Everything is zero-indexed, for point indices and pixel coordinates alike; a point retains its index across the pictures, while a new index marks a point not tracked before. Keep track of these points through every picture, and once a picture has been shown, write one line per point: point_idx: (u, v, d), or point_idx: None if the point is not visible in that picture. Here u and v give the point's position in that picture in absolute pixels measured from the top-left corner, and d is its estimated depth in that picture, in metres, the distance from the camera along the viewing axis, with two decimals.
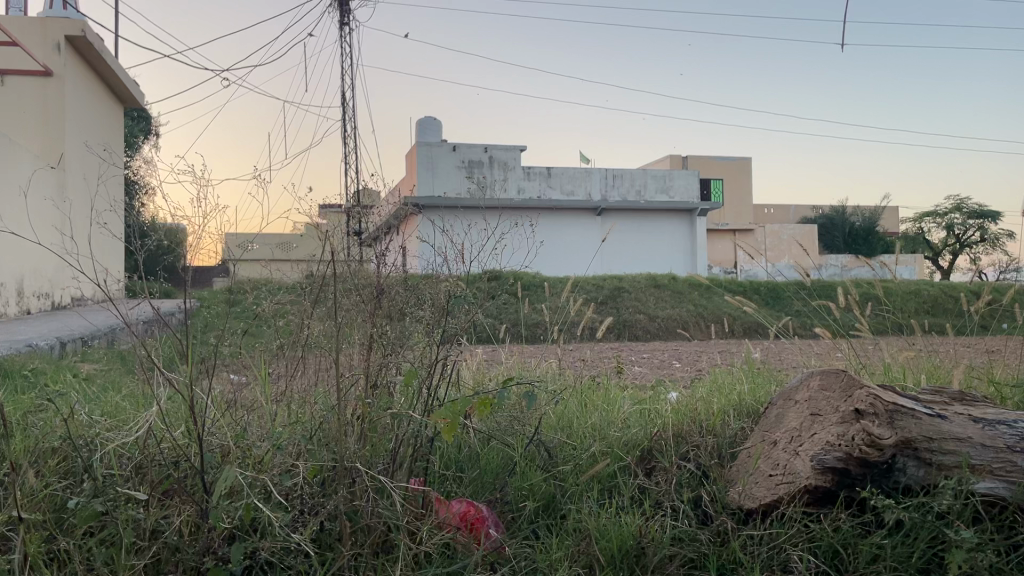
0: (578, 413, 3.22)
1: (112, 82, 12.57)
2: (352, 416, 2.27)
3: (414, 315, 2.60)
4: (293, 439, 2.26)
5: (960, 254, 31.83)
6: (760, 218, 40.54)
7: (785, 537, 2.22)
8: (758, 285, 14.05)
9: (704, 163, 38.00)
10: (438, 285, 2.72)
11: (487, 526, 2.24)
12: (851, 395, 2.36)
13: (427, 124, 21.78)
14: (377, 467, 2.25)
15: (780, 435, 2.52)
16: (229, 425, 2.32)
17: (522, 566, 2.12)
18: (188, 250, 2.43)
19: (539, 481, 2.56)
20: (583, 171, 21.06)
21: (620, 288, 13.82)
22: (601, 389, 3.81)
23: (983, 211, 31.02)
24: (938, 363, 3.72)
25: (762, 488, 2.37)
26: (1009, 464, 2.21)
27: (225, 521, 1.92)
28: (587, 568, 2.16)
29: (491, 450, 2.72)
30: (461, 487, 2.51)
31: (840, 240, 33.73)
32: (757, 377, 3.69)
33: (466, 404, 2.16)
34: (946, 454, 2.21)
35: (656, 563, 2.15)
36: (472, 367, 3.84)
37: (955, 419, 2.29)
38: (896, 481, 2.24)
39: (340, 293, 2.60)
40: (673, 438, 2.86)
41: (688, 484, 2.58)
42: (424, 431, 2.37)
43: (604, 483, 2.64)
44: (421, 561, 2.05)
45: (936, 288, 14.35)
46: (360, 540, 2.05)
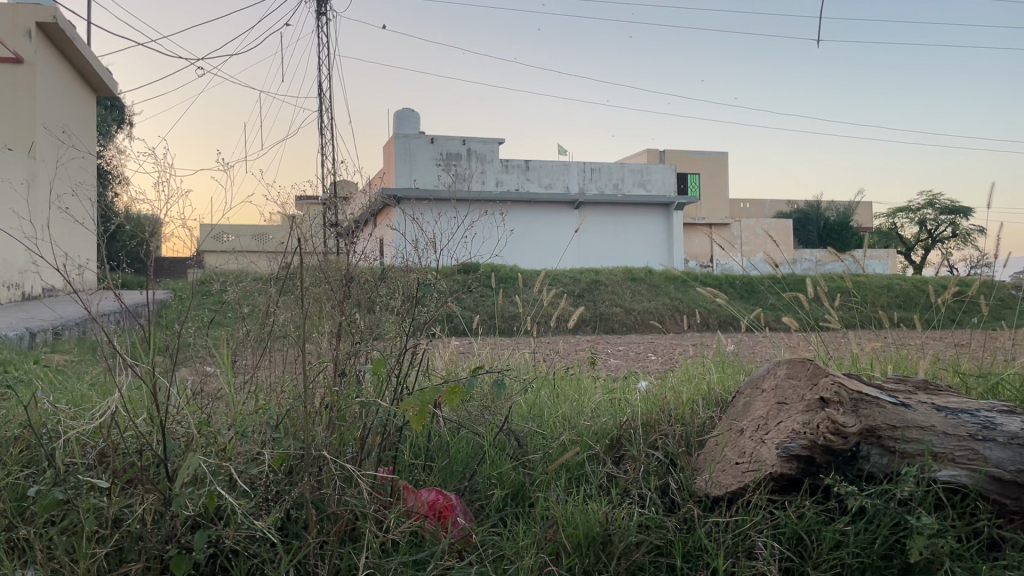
0: (548, 403, 3.23)
1: (83, 70, 12.37)
2: (321, 405, 2.26)
3: (383, 304, 2.60)
4: (256, 426, 2.24)
5: (931, 250, 32.27)
6: (736, 212, 40.79)
7: (750, 524, 2.21)
8: (732, 279, 14.18)
9: (681, 157, 38.19)
10: (409, 274, 2.70)
11: (455, 514, 2.25)
12: (817, 383, 2.39)
13: (405, 116, 21.68)
14: (346, 455, 2.25)
15: (747, 423, 2.54)
16: (194, 413, 2.30)
17: (489, 553, 2.14)
18: (154, 237, 2.41)
19: (508, 469, 2.57)
20: (561, 163, 20.96)
21: (596, 282, 13.84)
22: (573, 379, 3.82)
23: (955, 206, 31.53)
24: (904, 354, 3.75)
25: (728, 476, 2.38)
26: (971, 452, 2.24)
27: (187, 508, 1.89)
28: (554, 554, 2.16)
29: (460, 440, 2.72)
30: (429, 476, 2.50)
31: (814, 234, 34.08)
32: (728, 368, 3.71)
33: (435, 392, 2.17)
34: (909, 442, 2.24)
35: (622, 550, 2.15)
36: (445, 356, 3.82)
37: (918, 408, 2.32)
38: (860, 469, 2.26)
39: (306, 279, 2.56)
40: (641, 427, 2.87)
41: (656, 472, 2.59)
42: (392, 418, 2.37)
43: (573, 472, 2.64)
44: (388, 548, 2.06)
45: (906, 283, 14.53)
46: (326, 528, 2.05)
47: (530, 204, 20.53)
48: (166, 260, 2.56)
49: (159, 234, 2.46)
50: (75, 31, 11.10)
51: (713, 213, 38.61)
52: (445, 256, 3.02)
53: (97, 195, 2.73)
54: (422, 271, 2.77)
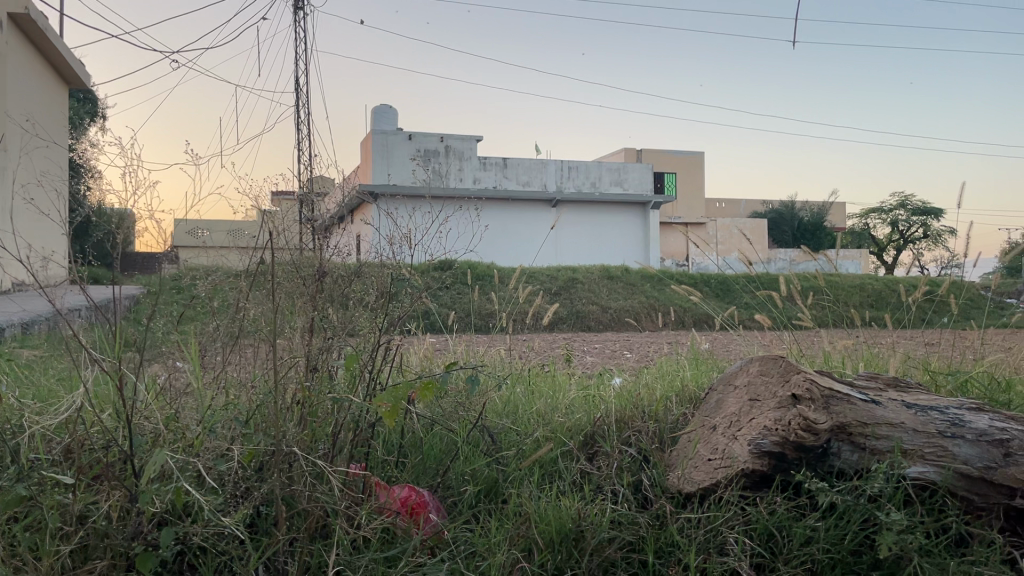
0: (523, 399, 3.23)
1: (56, 62, 12.20)
2: (293, 400, 2.25)
3: (356, 299, 2.58)
4: (225, 422, 2.22)
5: (903, 250, 32.67)
6: (712, 211, 41.06)
7: (721, 520, 2.22)
8: (707, 278, 14.27)
9: (658, 157, 38.39)
10: (383, 270, 2.67)
11: (427, 510, 2.24)
12: (789, 380, 2.40)
13: (383, 112, 21.62)
14: (318, 451, 2.23)
15: (719, 419, 2.55)
16: (162, 408, 2.27)
17: (461, 550, 2.13)
18: (124, 229, 2.38)
19: (482, 466, 2.56)
20: (539, 162, 20.99)
21: (572, 280, 13.87)
22: (548, 376, 3.82)
23: (926, 207, 31.94)
24: (875, 353, 3.78)
25: (701, 472, 2.38)
26: (940, 449, 2.26)
27: (154, 505, 1.86)
28: (526, 551, 2.14)
29: (434, 436, 2.71)
30: (402, 473, 2.48)
31: (789, 234, 34.38)
32: (702, 366, 3.72)
33: (408, 388, 2.16)
34: (879, 439, 2.25)
35: (594, 547, 2.15)
36: (419, 352, 3.80)
37: (888, 405, 2.34)
38: (830, 466, 2.27)
39: (277, 273, 2.53)
40: (615, 424, 2.88)
41: (629, 468, 2.59)
42: (364, 415, 2.36)
43: (546, 468, 2.63)
44: (359, 545, 2.04)
45: (879, 282, 14.69)
46: (297, 524, 2.03)
47: (507, 201, 20.52)
48: (141, 253, 2.55)
49: (128, 226, 2.43)
50: (48, 22, 10.95)
51: (689, 212, 38.82)
52: (418, 253, 3.03)
53: (65, 187, 2.69)
54: (396, 268, 2.77)
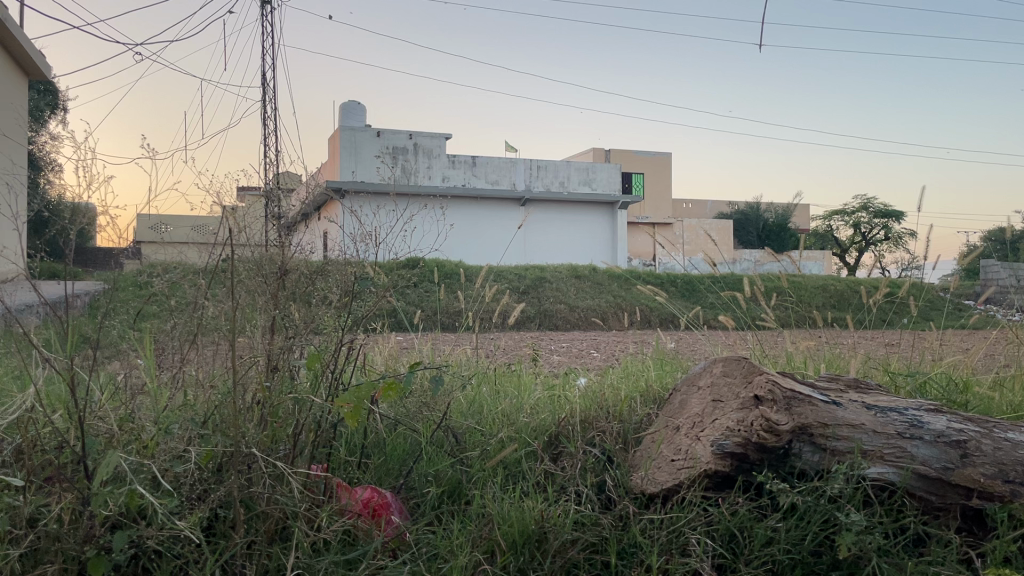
0: (488, 399, 3.22)
1: (15, 52, 11.91)
2: (253, 401, 2.21)
3: (319, 298, 2.54)
4: (182, 422, 2.17)
5: (865, 251, 33.22)
6: (679, 211, 41.38)
7: (684, 521, 2.23)
8: (673, 278, 14.37)
9: (626, 157, 38.59)
10: (346, 268, 2.64)
11: (390, 512, 2.22)
12: (751, 381, 2.41)
13: (351, 108, 21.45)
14: (278, 452, 2.20)
15: (683, 420, 2.56)
16: (116, 408, 2.22)
17: (423, 552, 2.11)
18: (78, 223, 2.32)
19: (446, 467, 2.54)
20: (508, 161, 20.99)
21: (540, 279, 13.88)
22: (513, 375, 3.81)
23: (887, 210, 32.51)
24: (836, 353, 3.83)
25: (664, 473, 2.39)
26: (899, 449, 2.28)
27: (107, 508, 1.81)
28: (489, 553, 2.13)
29: (397, 436, 2.68)
30: (364, 474, 2.46)
31: (754, 235, 34.76)
32: (666, 366, 3.74)
33: (372, 388, 2.14)
34: (840, 439, 2.27)
35: (557, 548, 2.14)
36: (384, 351, 3.77)
37: (849, 406, 2.36)
38: (792, 466, 2.29)
39: (238, 271, 2.49)
40: (580, 424, 2.88)
41: (593, 469, 2.59)
42: (326, 416, 2.33)
43: (510, 469, 2.62)
44: (320, 548, 2.02)
45: (840, 283, 14.93)
46: (256, 527, 2.00)
47: (475, 199, 20.49)
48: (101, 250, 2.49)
49: (83, 220, 2.38)
50: (7, 12, 10.69)
51: (656, 212, 39.08)
52: (383, 251, 3.01)
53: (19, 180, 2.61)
54: (359, 266, 2.74)
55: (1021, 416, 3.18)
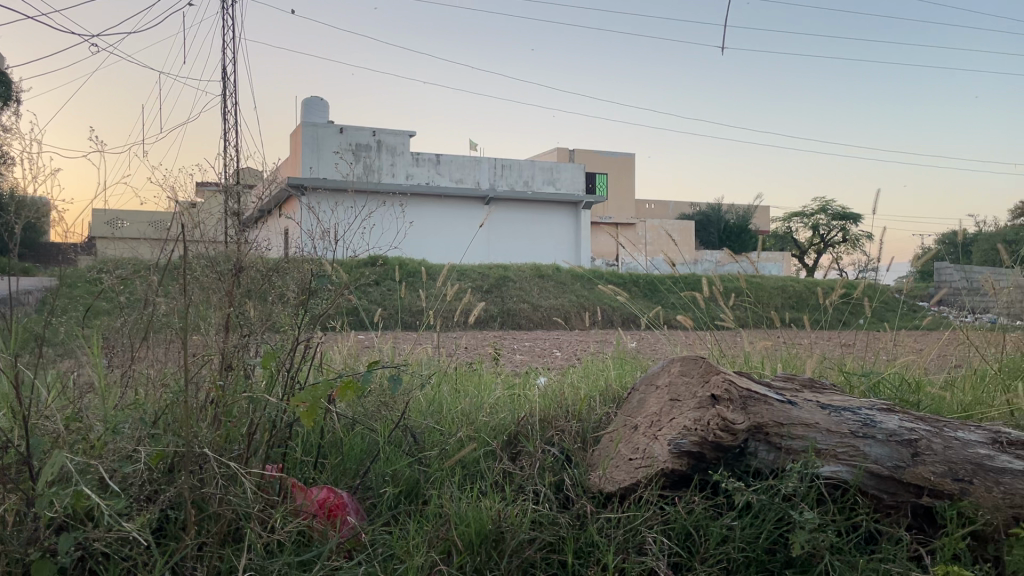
0: (448, 398, 3.20)
1: None
2: (206, 400, 2.17)
3: (275, 294, 2.50)
4: (131, 421, 2.12)
5: (823, 253, 33.78)
6: (642, 211, 41.66)
7: (641, 520, 2.23)
8: (636, 278, 14.46)
9: (590, 157, 38.75)
10: (303, 265, 2.60)
11: (346, 512, 2.20)
12: (708, 381, 2.42)
13: (314, 104, 21.23)
14: (232, 453, 2.16)
15: (641, 419, 2.57)
16: (63, 407, 2.16)
17: (379, 553, 2.09)
18: (24, 216, 2.26)
19: (404, 467, 2.52)
20: (472, 159, 20.95)
21: (504, 278, 13.86)
22: (474, 374, 3.79)
23: (845, 213, 33.08)
24: (793, 353, 3.87)
25: (622, 471, 2.40)
26: (853, 448, 2.31)
27: (51, 510, 1.76)
28: (445, 553, 2.11)
29: (354, 436, 2.66)
30: (320, 474, 2.43)
31: (715, 236, 35.13)
32: (626, 365, 3.75)
33: (328, 387, 2.11)
34: (794, 438, 2.29)
35: (514, 547, 2.13)
36: (343, 350, 3.73)
37: (804, 405, 2.39)
38: (748, 465, 2.31)
39: (192, 268, 2.44)
40: (539, 423, 2.88)
41: (552, 468, 2.58)
42: (282, 416, 2.29)
43: (468, 468, 2.61)
44: (273, 549, 1.98)
45: (799, 284, 15.15)
46: (208, 529, 1.96)
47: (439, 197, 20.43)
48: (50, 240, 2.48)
49: (31, 214, 2.31)
50: None
51: (619, 212, 39.31)
52: (343, 249, 2.96)
53: None
54: (316, 263, 2.70)
55: (970, 415, 3.25)
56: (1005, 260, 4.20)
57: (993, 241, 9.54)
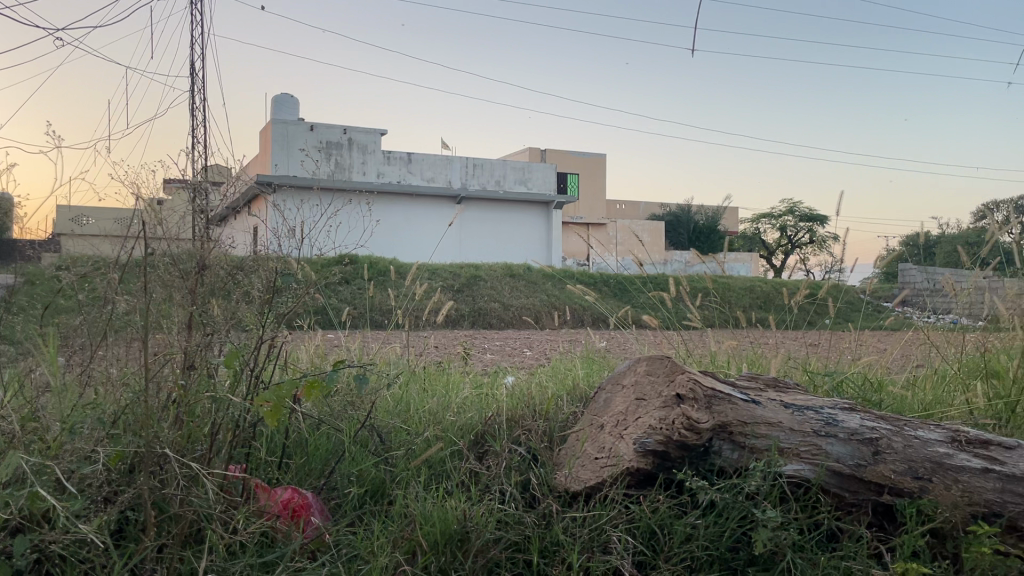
0: (415, 397, 3.18)
1: None
2: (167, 399, 2.14)
3: (239, 292, 2.47)
4: (90, 422, 2.09)
5: (791, 254, 34.18)
6: (612, 212, 41.85)
7: (606, 519, 2.24)
8: (606, 278, 14.52)
9: (561, 157, 38.84)
10: (268, 263, 2.57)
11: (310, 513, 2.18)
12: (673, 380, 2.44)
13: (283, 101, 21.03)
14: (194, 453, 2.14)
15: (607, 418, 2.58)
16: (19, 408, 2.12)
17: (343, 553, 2.08)
18: None
19: (369, 467, 2.50)
20: (444, 158, 20.88)
21: (475, 277, 13.84)
22: (441, 373, 3.78)
23: (813, 215, 33.49)
24: (759, 353, 3.90)
25: (588, 470, 2.41)
26: (815, 447, 2.34)
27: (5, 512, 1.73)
28: (409, 553, 2.10)
29: (320, 436, 2.64)
30: (284, 474, 2.41)
31: (685, 236, 35.40)
32: (594, 365, 3.75)
33: (293, 387, 2.09)
34: (758, 437, 2.31)
35: (479, 547, 2.12)
36: (309, 348, 3.70)
37: (768, 404, 2.41)
38: (712, 464, 2.32)
39: (153, 266, 2.41)
40: (506, 423, 2.87)
41: (518, 468, 2.58)
42: (245, 415, 2.26)
43: (434, 468, 2.60)
44: (235, 550, 1.96)
45: (766, 284, 15.31)
46: (168, 530, 1.93)
47: (410, 196, 20.35)
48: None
49: None
50: None
51: (590, 212, 39.46)
52: (311, 249, 2.91)
53: None
54: (281, 261, 2.66)
55: (931, 414, 3.30)
56: (966, 261, 4.27)
57: (954, 243, 9.70)
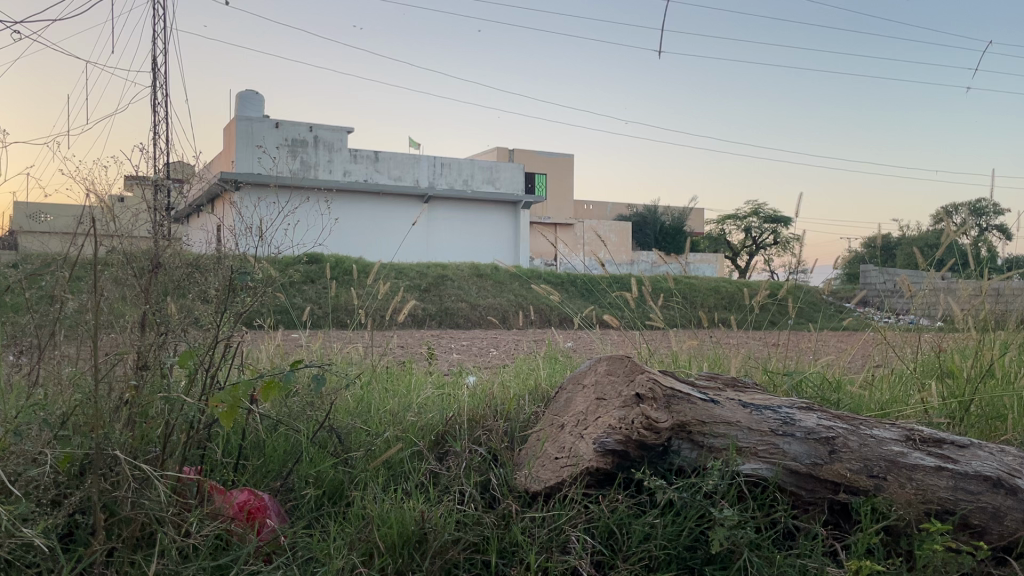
0: (376, 398, 3.16)
1: None
2: (119, 400, 2.10)
3: (194, 291, 2.43)
4: (38, 423, 2.04)
5: (755, 255, 34.57)
6: (580, 212, 42.01)
7: (565, 519, 2.24)
8: (573, 278, 14.57)
9: (529, 157, 38.89)
10: (225, 261, 2.53)
11: (266, 515, 2.16)
12: (633, 379, 2.44)
13: (248, 98, 20.79)
14: (146, 455, 2.10)
15: (567, 418, 2.58)
16: None
17: (299, 555, 2.05)
18: None
19: (328, 468, 2.48)
20: (412, 157, 20.79)
21: (442, 277, 13.81)
22: (404, 373, 3.76)
23: (777, 216, 33.91)
24: (721, 353, 3.93)
25: (548, 470, 2.40)
26: (772, 446, 2.36)
27: None
28: (366, 555, 2.09)
29: (278, 437, 2.61)
30: (240, 476, 2.38)
31: (651, 237, 35.64)
32: (557, 365, 3.75)
33: (249, 387, 2.06)
34: (716, 436, 2.33)
35: (437, 548, 2.11)
36: (269, 348, 3.65)
37: (726, 404, 2.42)
38: (671, 463, 2.34)
39: (106, 264, 2.36)
40: (467, 423, 2.86)
41: (478, 468, 2.57)
42: (200, 417, 2.23)
43: (394, 469, 2.58)
44: (189, 553, 1.93)
45: (730, 285, 15.47)
46: (118, 532, 1.89)
47: (378, 195, 20.24)
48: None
49: None
50: None
51: (557, 212, 39.57)
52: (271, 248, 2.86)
53: None
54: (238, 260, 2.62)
55: (887, 413, 3.34)
56: (924, 263, 4.34)
57: (914, 246, 9.87)
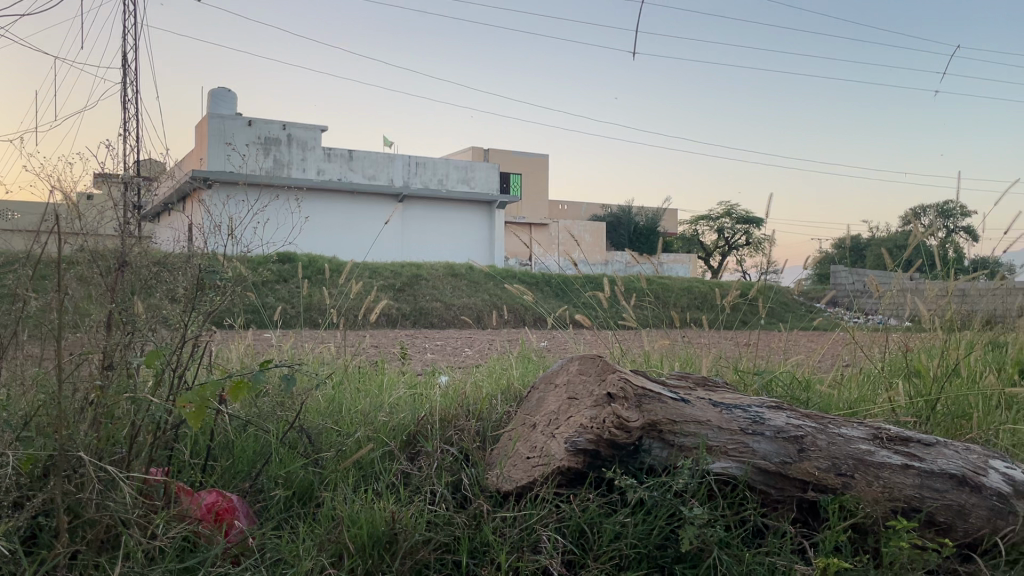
0: (347, 398, 3.14)
1: None
2: (83, 399, 2.07)
3: (162, 290, 2.39)
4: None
5: (728, 255, 34.85)
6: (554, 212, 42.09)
7: (536, 518, 2.24)
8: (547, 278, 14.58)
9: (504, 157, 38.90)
10: (192, 260, 2.50)
11: (235, 516, 2.13)
12: (605, 379, 2.45)
13: (220, 95, 20.57)
14: (112, 456, 2.07)
15: (539, 418, 2.58)
16: None
17: (268, 557, 2.03)
18: None
19: (297, 469, 2.46)
20: (386, 156, 20.64)
21: (416, 276, 13.77)
22: (375, 372, 3.74)
23: (749, 217, 34.19)
24: (692, 353, 3.95)
25: (519, 470, 2.41)
26: (742, 445, 2.37)
27: None
28: (336, 556, 2.07)
29: (247, 438, 2.58)
30: (209, 477, 2.35)
31: (625, 237, 35.80)
32: (529, 365, 3.75)
33: (216, 388, 2.03)
34: (687, 436, 2.34)
35: (407, 548, 2.10)
36: (239, 348, 3.61)
37: (697, 403, 2.44)
38: (641, 462, 2.34)
39: (71, 263, 2.33)
40: (438, 422, 2.85)
41: (450, 469, 2.56)
42: (167, 417, 2.20)
43: (364, 469, 2.56)
44: (155, 555, 1.90)
45: (703, 284, 15.58)
46: (83, 534, 1.87)
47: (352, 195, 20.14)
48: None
49: None
50: None
51: (532, 212, 39.63)
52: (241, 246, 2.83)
53: None
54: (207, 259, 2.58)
55: (855, 412, 3.38)
56: (892, 263, 4.39)
57: (883, 247, 9.99)
